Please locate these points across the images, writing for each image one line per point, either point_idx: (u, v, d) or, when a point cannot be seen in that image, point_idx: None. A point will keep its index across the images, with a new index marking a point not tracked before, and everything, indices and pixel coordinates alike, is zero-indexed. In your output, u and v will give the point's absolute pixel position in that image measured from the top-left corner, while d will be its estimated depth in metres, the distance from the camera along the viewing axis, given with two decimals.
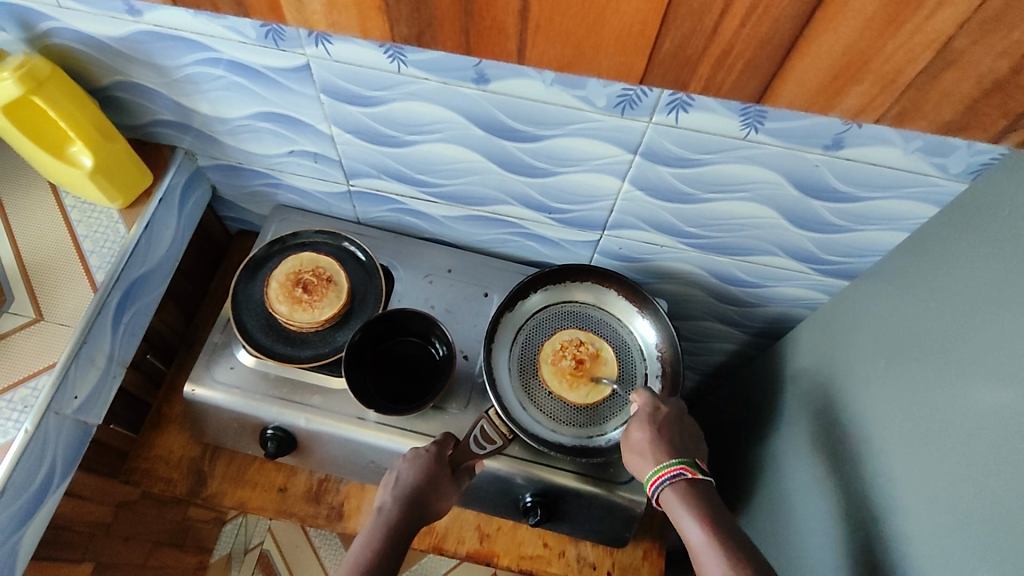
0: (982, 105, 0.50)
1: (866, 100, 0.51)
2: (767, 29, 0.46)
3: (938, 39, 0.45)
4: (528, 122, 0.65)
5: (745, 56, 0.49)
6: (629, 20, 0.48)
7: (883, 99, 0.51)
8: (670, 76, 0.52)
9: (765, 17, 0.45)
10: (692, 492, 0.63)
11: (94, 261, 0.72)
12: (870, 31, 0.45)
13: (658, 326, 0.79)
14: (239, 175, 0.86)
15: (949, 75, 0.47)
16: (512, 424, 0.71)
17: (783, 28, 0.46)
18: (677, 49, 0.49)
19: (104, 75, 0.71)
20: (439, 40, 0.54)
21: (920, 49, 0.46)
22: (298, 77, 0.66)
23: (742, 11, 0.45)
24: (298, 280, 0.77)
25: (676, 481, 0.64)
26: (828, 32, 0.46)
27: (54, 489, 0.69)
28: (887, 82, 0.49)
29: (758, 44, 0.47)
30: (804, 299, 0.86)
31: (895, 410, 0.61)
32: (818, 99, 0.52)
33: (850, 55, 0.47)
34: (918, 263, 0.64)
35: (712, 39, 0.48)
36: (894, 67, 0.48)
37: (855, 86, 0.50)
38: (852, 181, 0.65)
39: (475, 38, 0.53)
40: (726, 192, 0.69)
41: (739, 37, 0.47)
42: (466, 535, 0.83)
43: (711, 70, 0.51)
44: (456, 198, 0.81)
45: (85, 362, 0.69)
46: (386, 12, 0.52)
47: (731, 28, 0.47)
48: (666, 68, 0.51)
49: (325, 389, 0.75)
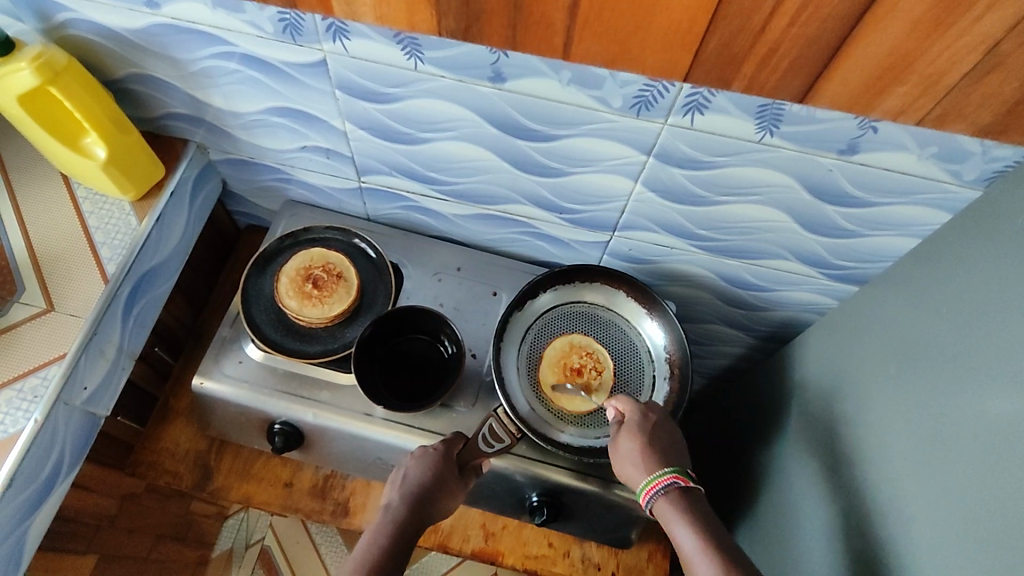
0: (1018, 108, 0.50)
1: (910, 100, 0.51)
2: (814, 30, 0.46)
3: (983, 42, 0.45)
4: (543, 121, 0.66)
5: (791, 59, 0.49)
6: (675, 18, 0.48)
7: (925, 101, 0.51)
8: (713, 73, 0.52)
9: (814, 17, 0.45)
10: (684, 501, 0.63)
11: (105, 253, 0.72)
12: (917, 33, 0.45)
13: (666, 328, 0.79)
14: (250, 170, 0.86)
15: (994, 77, 0.48)
16: (520, 422, 0.71)
17: (831, 27, 0.46)
18: (722, 48, 0.49)
19: (119, 67, 0.71)
20: (484, 34, 0.54)
21: (965, 53, 0.46)
22: (313, 72, 0.66)
23: (792, 11, 0.45)
24: (308, 276, 0.77)
25: (670, 490, 0.64)
26: (876, 33, 0.46)
27: (61, 480, 0.69)
28: (930, 85, 0.49)
29: (802, 44, 0.48)
30: (812, 303, 0.86)
31: (903, 415, 0.61)
32: (859, 100, 0.52)
33: (898, 56, 0.47)
34: (930, 270, 0.64)
35: (757, 38, 0.48)
36: (938, 69, 0.48)
37: (897, 87, 0.50)
38: (865, 187, 0.65)
39: (521, 31, 0.53)
40: (738, 195, 0.70)
41: (788, 38, 0.48)
42: (472, 533, 0.83)
43: (755, 70, 0.51)
44: (466, 196, 0.81)
45: (95, 354, 0.69)
46: (435, 5, 0.52)
47: (778, 27, 0.47)
48: (711, 65, 0.51)
49: (333, 385, 0.75)
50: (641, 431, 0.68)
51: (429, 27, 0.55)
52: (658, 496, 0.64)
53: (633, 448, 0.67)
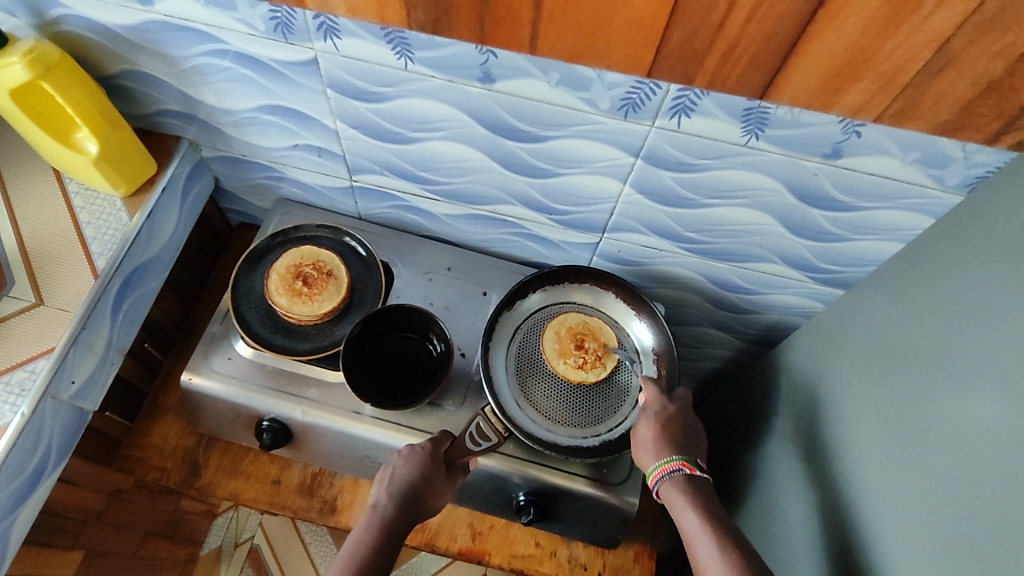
0: (981, 107, 0.51)
1: (867, 97, 0.52)
2: (771, 26, 0.47)
3: (935, 40, 0.46)
4: (532, 122, 0.66)
5: (751, 54, 0.50)
6: (637, 10, 0.49)
7: (881, 98, 0.52)
8: (676, 68, 0.53)
9: (771, 12, 0.46)
10: (690, 487, 0.64)
11: (95, 248, 0.72)
12: (870, 29, 0.46)
13: (655, 329, 0.80)
14: (242, 168, 0.86)
15: (947, 75, 0.48)
16: (507, 421, 0.72)
17: (787, 25, 0.47)
18: (684, 43, 0.50)
19: (112, 64, 0.72)
20: (455, 27, 0.55)
21: (917, 49, 0.47)
22: (305, 71, 0.67)
23: (749, 5, 0.46)
24: (298, 273, 0.77)
25: (676, 474, 0.65)
26: (832, 28, 0.46)
27: (47, 473, 0.69)
28: (886, 81, 0.50)
29: (761, 39, 0.48)
30: (799, 307, 0.87)
31: (886, 417, 0.62)
32: (819, 96, 0.53)
33: (852, 52, 0.48)
34: (912, 274, 0.65)
35: (718, 32, 0.49)
36: (893, 66, 0.49)
37: (856, 83, 0.51)
38: (850, 192, 0.65)
39: (490, 24, 0.54)
40: (725, 198, 0.70)
41: (746, 33, 0.48)
42: (459, 533, 0.83)
43: (716, 65, 0.52)
44: (457, 196, 0.81)
45: (83, 348, 0.69)
46: None
47: (736, 23, 0.47)
48: (673, 61, 0.52)
49: (322, 383, 0.76)
50: (657, 418, 0.70)
51: (399, 20, 0.56)
52: (665, 480, 0.66)
53: (648, 431, 0.68)
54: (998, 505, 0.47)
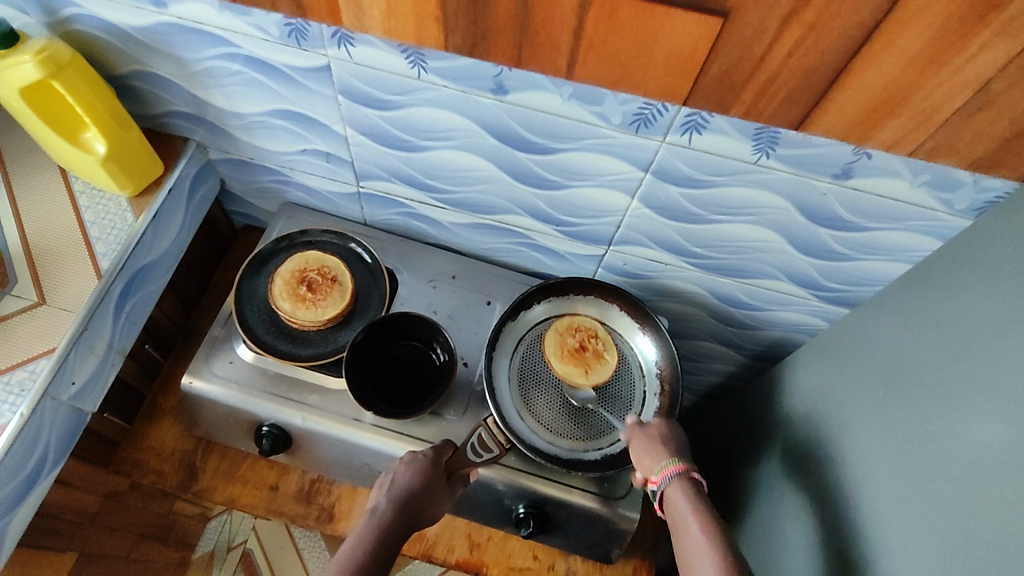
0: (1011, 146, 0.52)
1: (903, 133, 0.54)
2: (813, 64, 0.49)
3: (975, 80, 0.48)
4: (543, 134, 0.66)
5: (794, 86, 0.51)
6: (680, 46, 0.50)
7: (917, 134, 0.54)
8: (712, 99, 0.55)
9: (812, 52, 0.48)
10: (693, 493, 0.63)
11: (100, 248, 0.72)
12: (911, 70, 0.48)
13: (659, 344, 0.80)
14: (249, 171, 0.86)
15: (984, 115, 0.50)
16: (509, 433, 0.71)
17: (829, 61, 0.49)
18: (723, 74, 0.52)
19: (122, 64, 0.72)
20: (491, 52, 0.56)
21: (957, 90, 0.49)
22: (317, 77, 0.67)
23: (795, 41, 0.48)
24: (302, 279, 0.77)
25: (677, 477, 0.65)
26: (873, 66, 0.48)
27: (44, 475, 0.68)
28: (923, 119, 0.52)
29: (800, 75, 0.50)
30: (803, 324, 0.87)
31: (888, 440, 0.62)
32: (855, 130, 0.55)
33: (891, 90, 0.50)
34: (918, 295, 0.65)
35: (758, 66, 0.51)
36: (931, 105, 0.50)
37: (891, 119, 0.53)
38: (858, 212, 0.66)
39: (527, 50, 0.55)
40: (733, 215, 0.70)
41: (787, 66, 0.50)
42: (456, 543, 0.83)
43: (753, 97, 0.54)
44: (464, 205, 0.81)
45: (85, 348, 0.69)
46: (442, 22, 0.55)
47: (776, 57, 0.49)
48: (709, 92, 0.54)
49: (323, 389, 0.75)
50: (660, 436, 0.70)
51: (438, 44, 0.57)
52: (670, 483, 0.65)
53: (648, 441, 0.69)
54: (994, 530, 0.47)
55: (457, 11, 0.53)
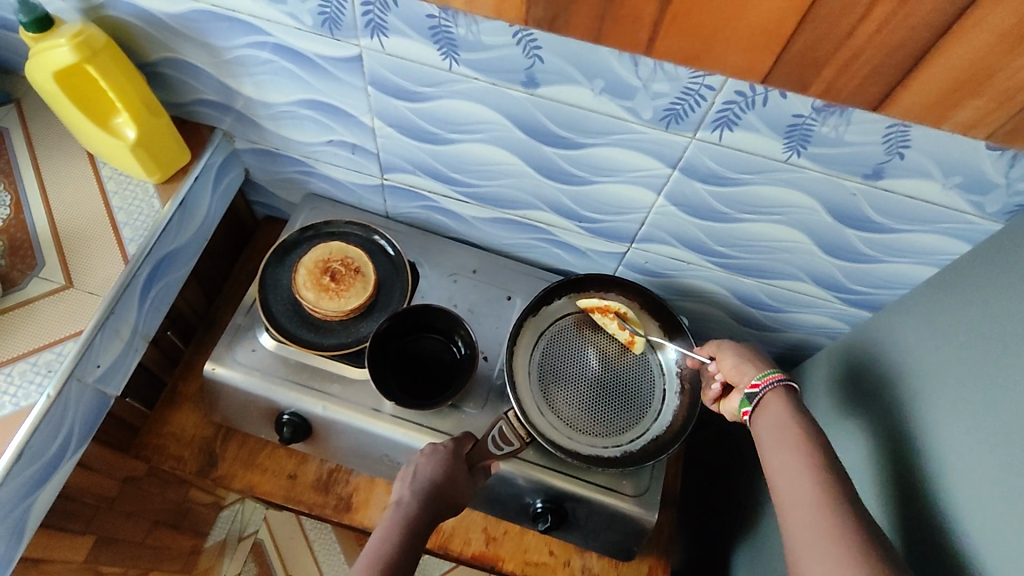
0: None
1: (983, 113, 0.50)
2: (898, 40, 0.46)
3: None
4: (573, 129, 0.66)
5: (872, 65, 0.49)
6: (764, 21, 0.48)
7: (997, 115, 0.50)
8: (793, 77, 0.52)
9: (901, 27, 0.46)
10: (795, 402, 0.60)
11: (127, 234, 0.73)
12: (1001, 46, 0.45)
13: (680, 343, 0.80)
14: (273, 161, 0.86)
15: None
16: (530, 427, 0.72)
17: (918, 39, 0.46)
18: (806, 51, 0.49)
19: (153, 51, 0.72)
20: (571, 26, 0.53)
21: None
22: (348, 67, 0.67)
23: (882, 16, 0.45)
24: (326, 269, 0.77)
25: (779, 386, 0.61)
26: (959, 44, 0.46)
27: (68, 456, 0.68)
28: (1004, 100, 0.48)
29: (884, 51, 0.47)
30: (824, 327, 0.86)
31: (909, 442, 0.61)
32: (932, 111, 0.51)
33: (974, 69, 0.47)
34: (947, 298, 0.64)
35: (845, 40, 0.48)
36: (1015, 84, 0.47)
37: (972, 99, 0.49)
38: (887, 213, 0.65)
39: (609, 23, 0.52)
40: (760, 214, 0.70)
41: (871, 43, 0.47)
42: (473, 537, 0.82)
43: (835, 74, 0.50)
44: (488, 199, 0.81)
45: (111, 332, 0.69)
46: None
47: (864, 32, 0.47)
48: (792, 68, 0.51)
49: (344, 379, 0.75)
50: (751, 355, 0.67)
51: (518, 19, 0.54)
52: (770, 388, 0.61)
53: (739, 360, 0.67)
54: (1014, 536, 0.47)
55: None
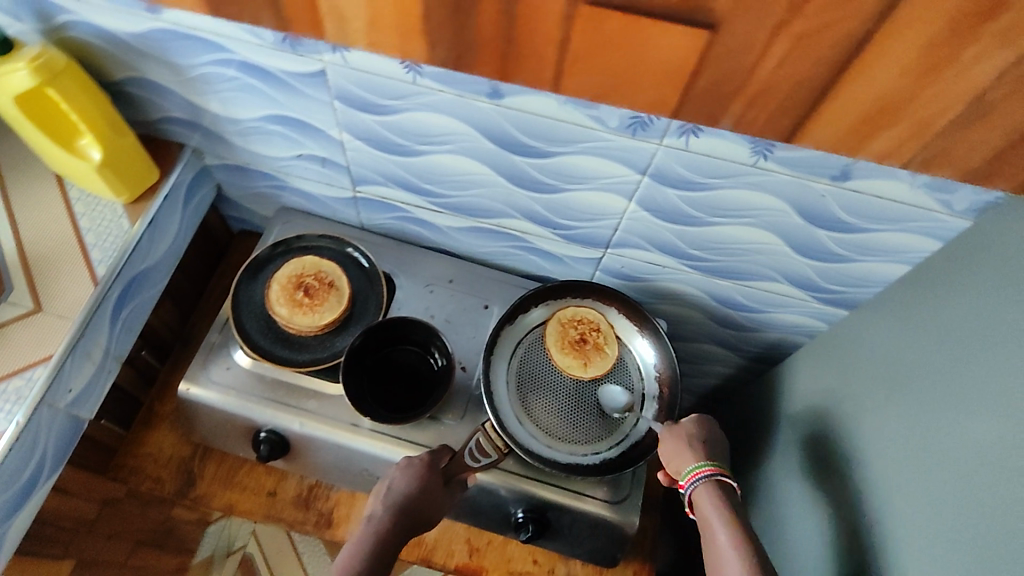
0: (1009, 154, 0.45)
1: (897, 143, 0.46)
2: (804, 72, 0.42)
3: (971, 89, 0.40)
4: (540, 138, 0.66)
5: (782, 96, 0.44)
6: (665, 58, 0.43)
7: (912, 145, 0.46)
8: (704, 111, 0.46)
9: (805, 58, 0.41)
10: (724, 497, 0.63)
11: (96, 255, 0.72)
12: (905, 78, 0.41)
13: (657, 346, 0.79)
14: (245, 176, 0.86)
15: (980, 125, 0.43)
16: (507, 438, 0.71)
17: (825, 70, 0.41)
18: (712, 86, 0.44)
19: (118, 71, 0.71)
20: (476, 64, 0.47)
21: (952, 100, 0.42)
22: (313, 82, 0.66)
23: (782, 51, 0.40)
24: (299, 284, 0.77)
25: (706, 482, 0.64)
26: (868, 73, 0.41)
27: (42, 483, 0.68)
28: (918, 130, 0.45)
29: (794, 85, 0.43)
30: (802, 326, 0.87)
31: (891, 440, 0.61)
32: (846, 141, 0.47)
33: (886, 99, 0.43)
34: (919, 295, 0.64)
35: (749, 77, 0.43)
36: (927, 114, 0.43)
37: (887, 128, 0.45)
38: (856, 213, 0.65)
39: (513, 60, 0.46)
40: (731, 217, 0.70)
41: (777, 77, 0.43)
42: (456, 548, 0.82)
43: (744, 107, 0.45)
44: (461, 209, 0.81)
45: (81, 356, 0.68)
46: (427, 33, 0.46)
47: (766, 70, 0.42)
48: (704, 102, 0.46)
49: (321, 395, 0.75)
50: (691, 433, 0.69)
51: (424, 58, 0.48)
52: (700, 483, 0.64)
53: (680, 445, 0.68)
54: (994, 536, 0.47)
55: (442, 21, 0.44)
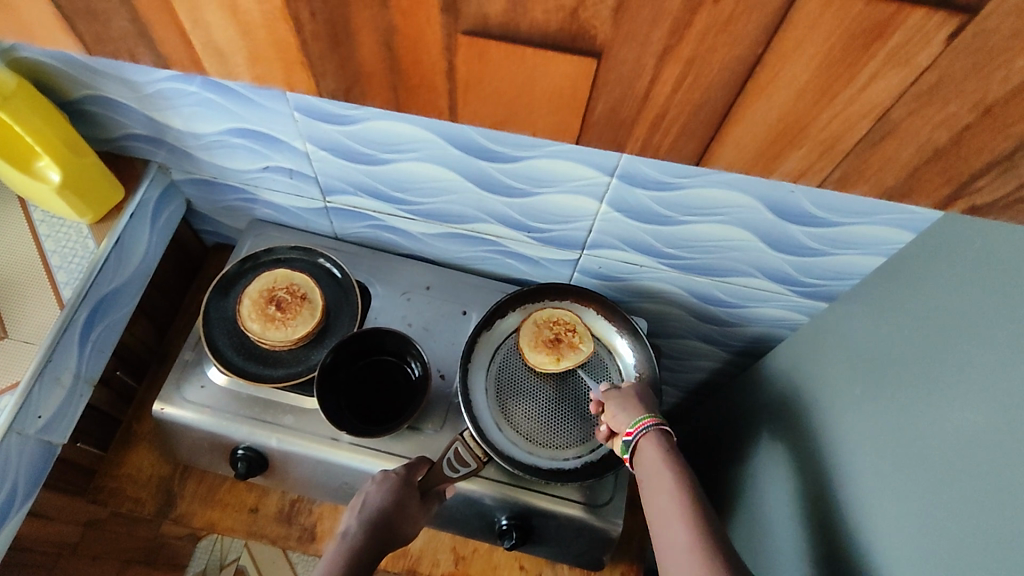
0: (922, 172, 0.40)
1: (807, 164, 0.41)
2: (698, 96, 0.37)
3: (873, 110, 0.36)
4: (504, 143, 0.65)
5: (682, 121, 0.39)
6: (555, 84, 0.39)
7: (825, 166, 0.41)
8: (606, 136, 0.42)
9: (696, 84, 0.37)
10: (667, 445, 0.63)
11: (62, 278, 0.71)
12: (806, 99, 0.36)
13: (636, 347, 0.79)
14: (214, 190, 0.84)
15: (887, 144, 0.38)
16: (486, 446, 0.71)
17: (717, 95, 0.37)
18: (609, 111, 0.40)
19: (75, 89, 0.70)
20: (369, 95, 0.42)
21: (855, 119, 0.37)
22: (271, 95, 0.65)
23: (674, 77, 0.37)
24: (271, 298, 0.76)
25: (650, 431, 0.64)
26: (762, 98, 0.37)
27: (14, 512, 0.67)
28: (827, 149, 0.40)
29: (691, 109, 0.38)
30: (783, 320, 0.86)
31: (869, 439, 0.60)
32: (756, 163, 0.42)
33: (788, 121, 0.38)
34: (894, 288, 0.64)
35: (643, 102, 0.39)
36: (832, 134, 0.39)
37: (794, 150, 0.40)
38: (827, 207, 0.64)
39: (404, 94, 0.42)
40: (703, 215, 0.69)
41: (674, 101, 0.38)
42: (441, 558, 0.82)
43: (647, 133, 0.41)
44: (433, 215, 0.80)
45: (50, 381, 0.68)
46: (309, 65, 0.40)
47: (662, 93, 0.38)
48: (601, 128, 0.41)
49: (298, 409, 0.74)
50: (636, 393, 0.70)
51: (309, 91, 0.43)
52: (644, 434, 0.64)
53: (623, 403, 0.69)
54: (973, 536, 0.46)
55: (322, 53, 0.39)
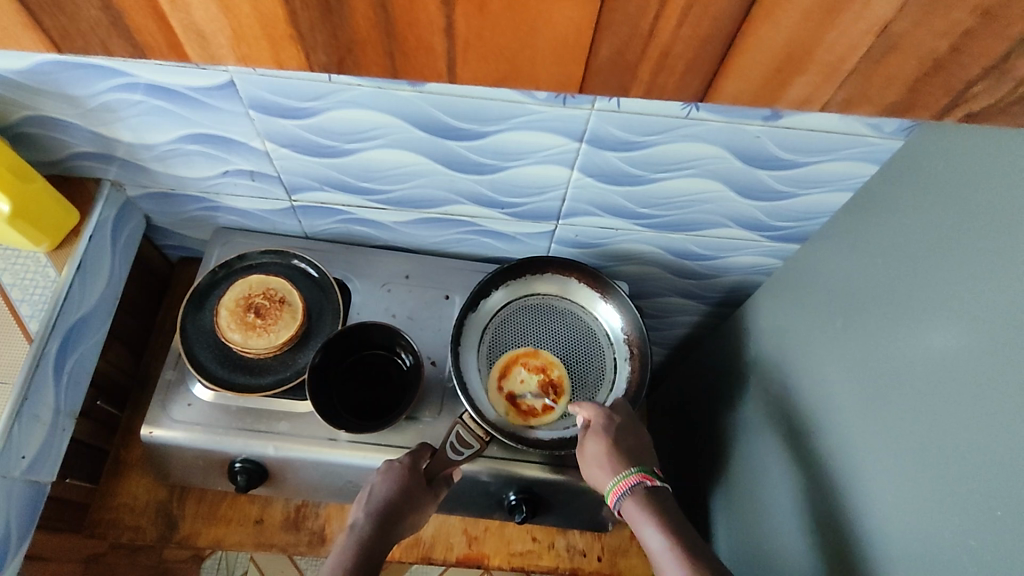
0: (924, 86, 0.40)
1: (812, 89, 0.41)
2: (705, 30, 0.37)
3: (878, 25, 0.36)
4: (469, 119, 0.64)
5: (689, 58, 0.39)
6: (561, 33, 0.38)
7: (829, 88, 0.41)
8: (611, 85, 0.41)
9: (704, 16, 0.36)
10: (650, 502, 0.64)
11: (25, 310, 0.68)
12: (811, 23, 0.36)
13: (621, 309, 0.79)
14: (173, 202, 0.81)
15: (892, 60, 0.39)
16: (487, 425, 0.69)
17: (725, 28, 0.37)
18: (615, 57, 0.39)
19: (11, 111, 0.67)
20: (362, 66, 0.41)
21: (858, 37, 0.37)
22: (223, 94, 0.63)
23: (681, 8, 0.36)
24: (249, 305, 0.74)
25: (636, 489, 0.65)
26: (768, 26, 0.37)
27: (11, 556, 0.66)
28: (832, 74, 0.40)
29: (698, 44, 0.38)
30: (758, 266, 0.88)
31: (850, 368, 0.62)
32: (761, 93, 0.42)
33: (793, 47, 0.38)
34: (863, 219, 0.66)
35: (648, 40, 0.38)
36: (840, 55, 0.38)
37: (799, 77, 0.40)
38: (793, 148, 0.66)
39: (401, 58, 0.40)
40: (674, 170, 0.70)
41: (680, 37, 0.38)
42: (454, 541, 0.82)
43: (652, 74, 0.40)
44: (404, 202, 0.79)
45: (29, 419, 0.65)
46: (298, 36, 0.39)
47: (668, 28, 0.37)
48: (608, 77, 0.41)
49: (291, 415, 0.73)
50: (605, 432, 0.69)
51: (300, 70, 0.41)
52: (627, 496, 0.65)
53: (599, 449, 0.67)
54: (955, 443, 0.48)
55: (313, 23, 0.38)
